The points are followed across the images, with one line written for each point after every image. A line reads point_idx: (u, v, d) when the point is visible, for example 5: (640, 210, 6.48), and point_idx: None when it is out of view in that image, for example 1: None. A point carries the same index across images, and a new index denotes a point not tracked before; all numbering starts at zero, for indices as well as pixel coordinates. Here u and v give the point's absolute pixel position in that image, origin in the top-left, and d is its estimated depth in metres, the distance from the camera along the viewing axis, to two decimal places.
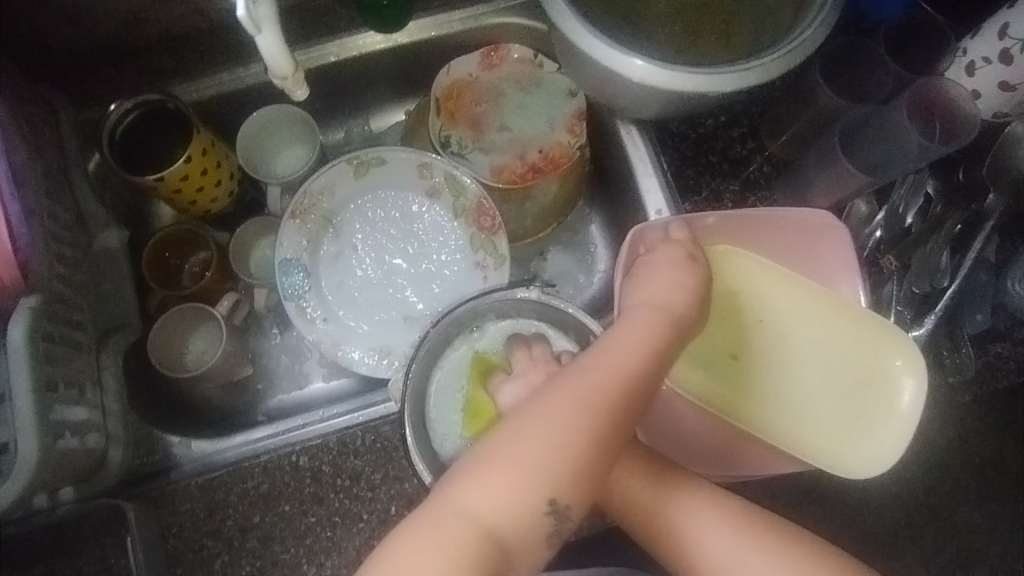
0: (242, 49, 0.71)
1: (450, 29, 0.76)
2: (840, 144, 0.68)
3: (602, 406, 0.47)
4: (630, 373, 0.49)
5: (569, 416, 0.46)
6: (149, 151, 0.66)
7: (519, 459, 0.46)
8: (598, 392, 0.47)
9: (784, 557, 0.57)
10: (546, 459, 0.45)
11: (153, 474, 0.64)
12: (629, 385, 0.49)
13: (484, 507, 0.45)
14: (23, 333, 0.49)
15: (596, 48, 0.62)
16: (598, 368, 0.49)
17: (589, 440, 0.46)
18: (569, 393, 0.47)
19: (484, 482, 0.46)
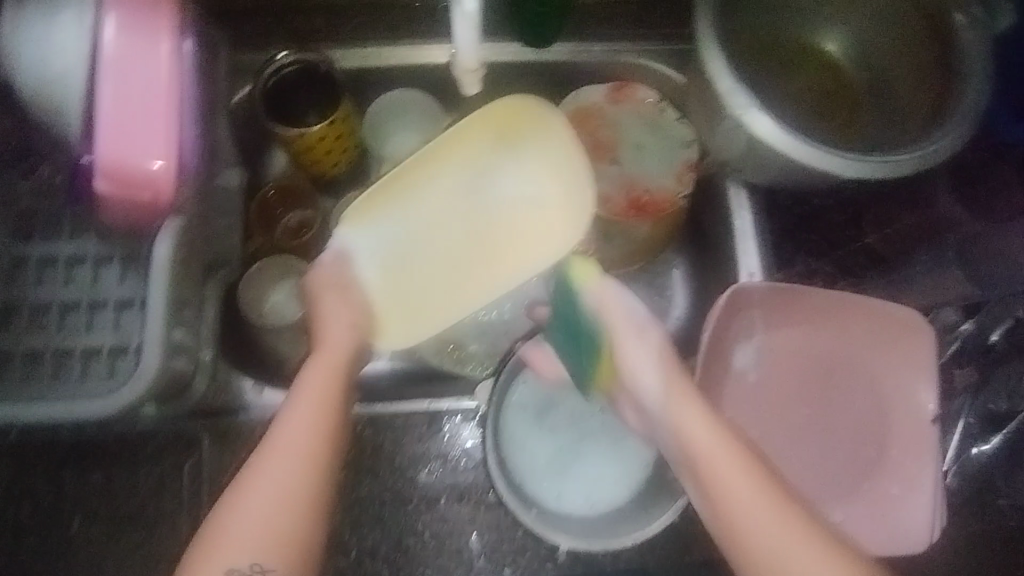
0: (394, 29, 0.74)
1: (590, 57, 0.79)
2: (955, 256, 0.70)
3: (276, 462, 0.50)
4: (316, 441, 0.51)
5: (293, 470, 0.50)
6: (295, 107, 0.69)
7: (238, 531, 0.48)
8: (314, 439, 0.51)
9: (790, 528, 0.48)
10: (283, 489, 0.49)
11: (223, 410, 0.65)
12: (327, 455, 0.51)
13: (242, 538, 0.48)
14: (166, 255, 0.52)
15: (734, 98, 0.63)
16: (291, 434, 0.51)
17: (306, 479, 0.50)
18: (296, 445, 0.51)
19: (237, 521, 0.48)
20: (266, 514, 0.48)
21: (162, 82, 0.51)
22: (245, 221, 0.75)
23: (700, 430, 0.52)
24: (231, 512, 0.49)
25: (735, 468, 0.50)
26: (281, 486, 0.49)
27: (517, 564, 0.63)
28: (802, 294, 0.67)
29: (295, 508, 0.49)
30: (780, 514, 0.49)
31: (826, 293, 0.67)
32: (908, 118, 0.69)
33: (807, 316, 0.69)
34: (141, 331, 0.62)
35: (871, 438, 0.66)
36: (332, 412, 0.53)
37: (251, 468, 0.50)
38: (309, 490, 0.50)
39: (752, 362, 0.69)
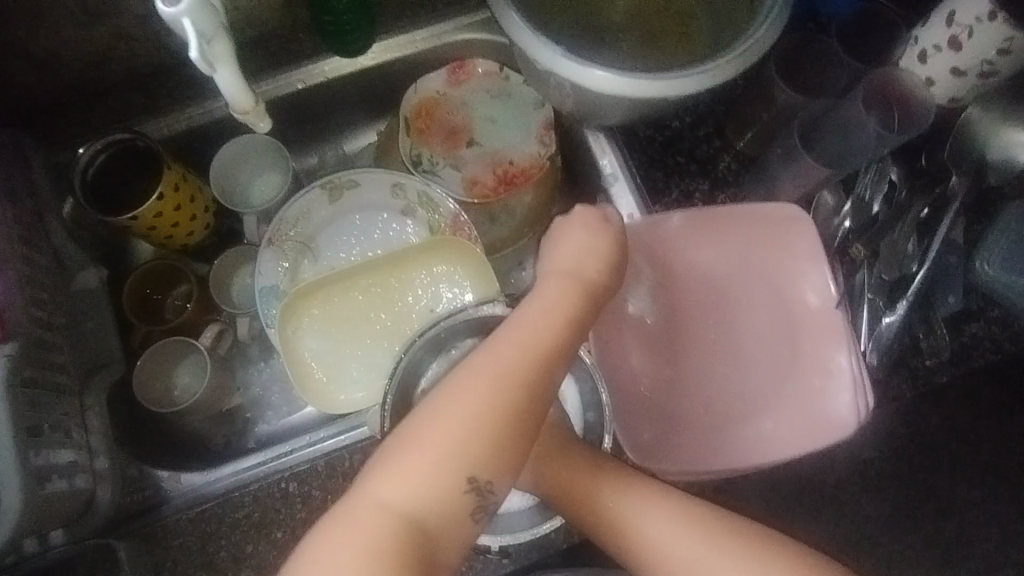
0: (208, 82, 0.73)
1: (414, 48, 0.77)
2: (800, 139, 0.68)
3: (515, 386, 0.48)
4: (546, 351, 0.50)
5: (499, 386, 0.48)
6: (122, 191, 0.67)
7: (423, 461, 0.46)
8: (539, 355, 0.50)
9: (647, 502, 0.52)
10: (474, 414, 0.47)
11: (143, 511, 0.64)
12: (549, 366, 0.50)
13: (398, 493, 0.46)
14: (2, 381, 0.49)
15: (540, 51, 0.62)
16: (513, 346, 0.49)
17: (517, 392, 0.48)
18: (516, 357, 0.49)
19: (391, 474, 0.46)
20: (452, 431, 0.47)
21: None
22: (123, 316, 0.73)
23: (561, 469, 0.55)
24: (390, 456, 0.47)
25: (610, 478, 0.54)
26: (470, 412, 0.47)
27: (474, 568, 0.61)
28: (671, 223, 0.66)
29: (516, 426, 0.48)
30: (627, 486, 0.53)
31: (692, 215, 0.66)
32: (732, 10, 0.66)
33: (691, 238, 0.67)
34: None
35: (782, 341, 0.66)
36: (562, 330, 0.52)
37: (421, 414, 0.48)
38: (531, 403, 0.48)
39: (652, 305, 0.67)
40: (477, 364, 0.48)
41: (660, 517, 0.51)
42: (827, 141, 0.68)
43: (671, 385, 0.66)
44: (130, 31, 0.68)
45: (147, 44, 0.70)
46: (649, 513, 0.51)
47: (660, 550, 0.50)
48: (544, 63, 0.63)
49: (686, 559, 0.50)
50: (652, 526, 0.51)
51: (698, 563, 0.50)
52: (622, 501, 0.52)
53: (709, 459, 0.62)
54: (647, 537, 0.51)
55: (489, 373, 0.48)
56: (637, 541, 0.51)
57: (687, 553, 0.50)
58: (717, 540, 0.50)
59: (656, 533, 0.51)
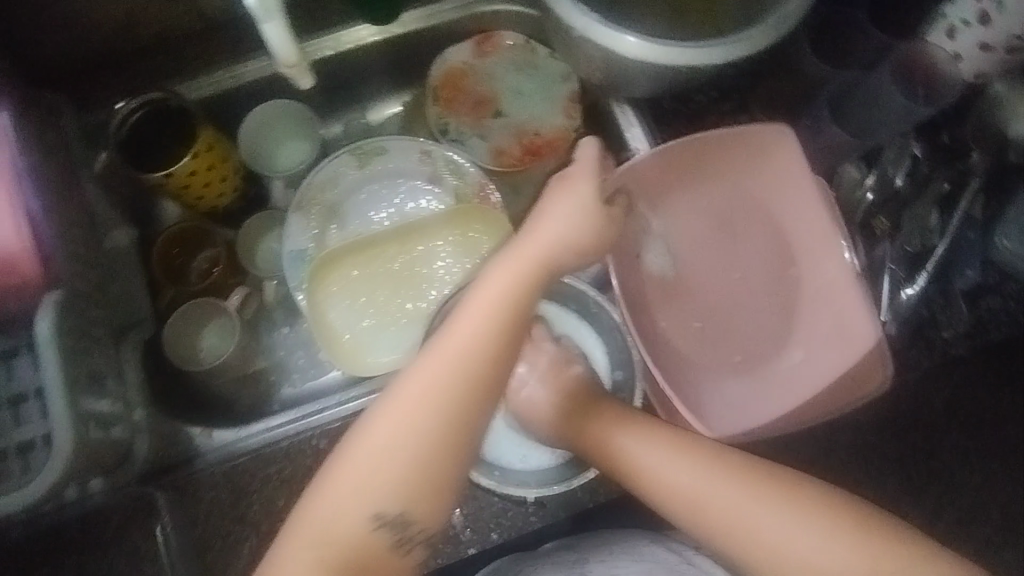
0: (239, 46, 0.73)
1: (442, 18, 0.78)
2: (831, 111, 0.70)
3: (433, 428, 0.47)
4: (465, 381, 0.47)
5: (420, 425, 0.47)
6: (155, 151, 0.68)
7: (335, 511, 0.47)
8: (460, 386, 0.47)
9: (676, 455, 0.53)
10: (385, 457, 0.47)
11: (176, 465, 0.65)
12: (471, 397, 0.47)
13: (314, 539, 0.47)
14: (51, 326, 0.50)
15: (575, 18, 0.63)
16: (425, 382, 0.47)
17: (438, 427, 0.47)
18: (437, 391, 0.47)
19: (306, 521, 0.47)
20: (376, 481, 0.47)
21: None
22: (150, 277, 0.73)
23: (595, 427, 0.57)
24: (306, 499, 0.48)
25: (639, 432, 0.55)
26: (378, 455, 0.47)
27: (502, 526, 0.64)
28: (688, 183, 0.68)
29: (438, 461, 0.47)
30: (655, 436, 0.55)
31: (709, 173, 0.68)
32: None
33: (699, 181, 0.68)
34: (41, 423, 0.56)
35: (789, 284, 0.67)
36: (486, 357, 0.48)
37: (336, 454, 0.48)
38: (452, 438, 0.47)
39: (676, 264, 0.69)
40: (386, 407, 0.47)
41: (689, 467, 0.52)
42: (856, 115, 0.68)
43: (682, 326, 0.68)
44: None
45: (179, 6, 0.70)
46: (675, 466, 0.53)
47: (707, 499, 0.51)
48: (578, 31, 0.63)
49: (727, 503, 0.51)
50: (679, 478, 0.52)
51: (736, 505, 0.51)
52: (663, 466, 0.53)
53: (723, 401, 0.65)
54: (676, 489, 0.52)
55: (415, 406, 0.47)
56: (667, 492, 0.52)
57: (723, 497, 0.51)
58: (750, 485, 0.51)
59: (683, 482, 0.52)
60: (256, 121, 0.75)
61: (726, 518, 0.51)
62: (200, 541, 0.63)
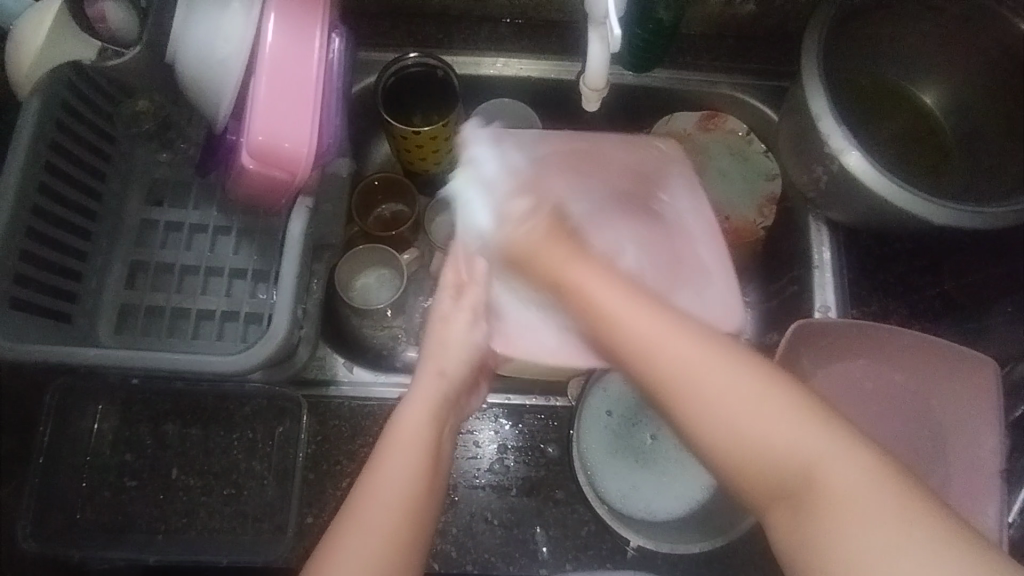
0: (503, 44, 0.79)
1: (685, 85, 0.82)
2: None
3: (420, 483, 0.46)
4: (434, 427, 0.49)
5: (402, 469, 0.46)
6: (410, 106, 0.75)
7: (364, 559, 0.42)
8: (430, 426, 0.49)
9: (709, 364, 0.44)
10: (400, 489, 0.45)
11: (315, 383, 0.70)
12: (441, 436, 0.49)
13: None
14: (300, 231, 0.56)
15: (835, 136, 0.65)
16: (413, 418, 0.49)
17: (418, 479, 0.46)
18: (409, 435, 0.48)
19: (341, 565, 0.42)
20: (385, 513, 0.44)
21: (311, 79, 0.56)
22: (347, 207, 0.79)
23: (681, 342, 0.44)
24: (326, 555, 0.43)
25: (576, 261, 0.48)
26: (396, 490, 0.45)
27: (580, 561, 0.65)
28: (858, 341, 0.71)
29: (412, 515, 0.44)
30: (718, 360, 0.44)
31: (872, 333, 0.70)
32: (999, 170, 0.70)
33: (864, 348, 0.71)
34: (253, 300, 0.67)
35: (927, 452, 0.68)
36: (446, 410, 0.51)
37: (345, 509, 0.45)
38: (429, 494, 0.46)
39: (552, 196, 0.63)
40: (387, 445, 0.47)
41: (687, 345, 0.44)
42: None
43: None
44: None
45: None
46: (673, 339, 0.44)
47: (685, 373, 0.44)
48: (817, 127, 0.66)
49: (720, 382, 0.44)
50: (728, 392, 0.43)
51: (774, 425, 0.42)
52: (626, 307, 0.46)
53: None
54: (739, 425, 0.43)
55: (419, 423, 0.49)
56: (714, 416, 0.43)
57: (699, 359, 0.44)
58: (710, 348, 0.44)
59: (675, 352, 0.44)
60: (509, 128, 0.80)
61: (690, 369, 0.44)
62: (308, 457, 0.67)
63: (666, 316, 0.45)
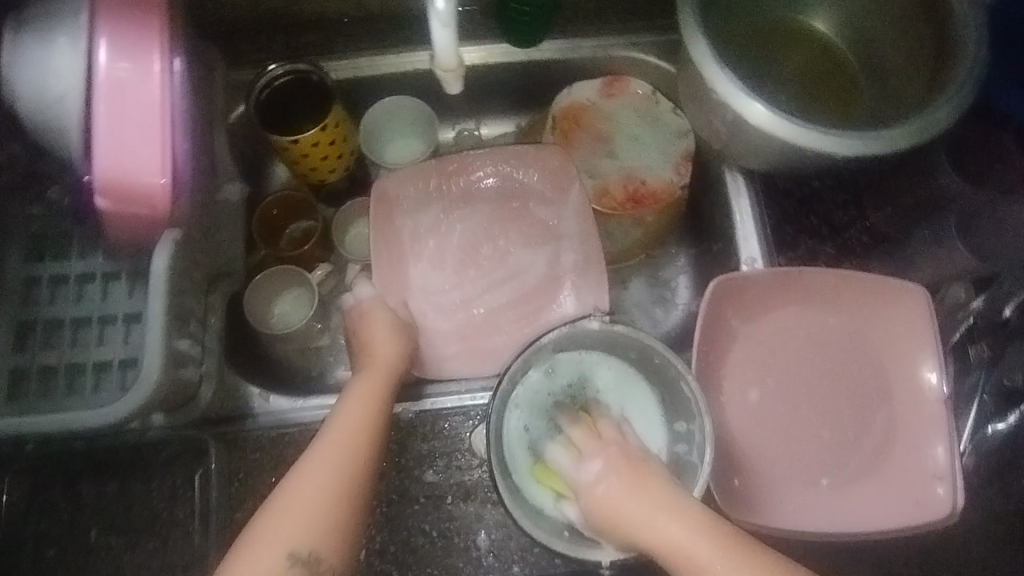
0: (386, 39, 0.76)
1: (580, 53, 0.79)
2: (958, 227, 0.69)
3: (357, 458, 0.56)
4: (372, 418, 0.59)
5: (343, 449, 0.56)
6: (291, 118, 0.72)
7: (302, 515, 0.53)
8: (367, 410, 0.59)
9: (696, 532, 0.52)
10: (326, 474, 0.55)
11: (230, 419, 0.67)
12: (380, 414, 0.59)
13: (295, 536, 0.52)
14: (165, 266, 0.55)
15: (726, 86, 0.63)
16: (352, 412, 0.58)
17: (351, 464, 0.55)
18: (347, 421, 0.58)
19: (282, 522, 0.53)
20: (323, 481, 0.54)
21: (152, 104, 0.52)
22: (249, 233, 0.76)
23: (667, 521, 0.52)
24: (268, 517, 0.53)
25: (636, 491, 0.54)
26: (329, 470, 0.55)
27: (526, 560, 0.63)
28: (780, 294, 0.68)
29: (348, 492, 0.55)
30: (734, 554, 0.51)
31: (792, 282, 0.67)
32: (904, 89, 0.68)
33: (788, 300, 0.68)
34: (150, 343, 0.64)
35: (867, 399, 0.66)
36: (384, 398, 0.61)
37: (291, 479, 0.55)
38: (361, 468, 0.56)
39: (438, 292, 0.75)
40: (326, 439, 0.57)
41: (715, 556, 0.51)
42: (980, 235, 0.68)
43: (774, 434, 0.66)
44: None
45: None
46: (700, 546, 0.51)
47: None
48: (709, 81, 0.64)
49: (660, 524, 0.52)
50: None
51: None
52: (653, 515, 0.52)
53: (807, 505, 0.63)
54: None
55: (357, 416, 0.58)
56: None
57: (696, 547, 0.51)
58: (716, 538, 0.51)
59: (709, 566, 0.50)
60: (424, 114, 0.78)
61: (672, 543, 0.52)
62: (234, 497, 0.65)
63: (668, 495, 0.53)
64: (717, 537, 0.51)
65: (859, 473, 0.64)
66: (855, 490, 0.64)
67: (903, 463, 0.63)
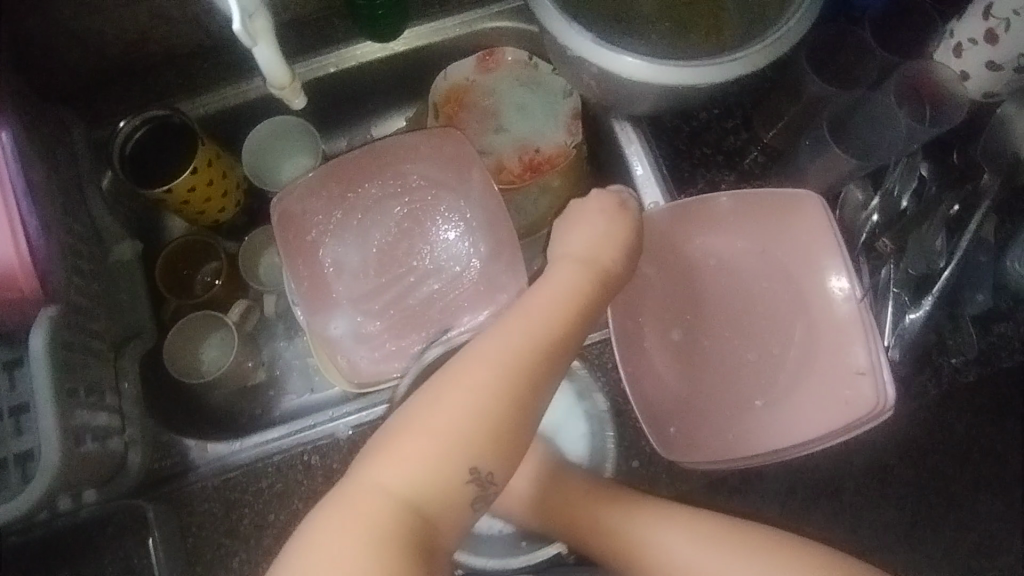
0: (243, 63, 0.73)
1: (445, 34, 0.78)
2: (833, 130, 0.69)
3: (523, 363, 0.50)
4: (539, 337, 0.51)
5: (482, 370, 0.49)
6: (161, 166, 0.69)
7: (424, 449, 0.48)
8: (492, 336, 0.50)
9: (684, 536, 0.62)
10: (468, 403, 0.48)
11: (170, 477, 0.67)
12: (548, 341, 0.52)
13: (409, 479, 0.47)
14: (42, 343, 0.52)
15: (588, 47, 0.64)
16: (497, 343, 0.50)
17: (488, 383, 0.49)
18: (517, 339, 0.51)
19: (396, 458, 0.48)
20: (453, 412, 0.48)
21: None
22: (155, 290, 0.75)
23: (644, 523, 0.62)
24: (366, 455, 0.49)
25: (615, 506, 0.63)
26: (478, 394, 0.48)
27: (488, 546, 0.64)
28: (679, 231, 0.67)
29: (490, 420, 0.48)
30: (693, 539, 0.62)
31: (687, 219, 0.67)
32: None
33: (693, 231, 0.68)
34: None
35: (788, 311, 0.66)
36: (519, 326, 0.51)
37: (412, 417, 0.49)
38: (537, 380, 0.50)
39: (364, 294, 0.72)
40: (465, 366, 0.49)
41: (688, 547, 0.61)
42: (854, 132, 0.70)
43: (698, 370, 0.67)
44: (171, 11, 0.68)
45: (186, 24, 0.70)
46: (668, 539, 0.62)
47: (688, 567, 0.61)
48: (571, 47, 0.65)
49: (637, 532, 0.62)
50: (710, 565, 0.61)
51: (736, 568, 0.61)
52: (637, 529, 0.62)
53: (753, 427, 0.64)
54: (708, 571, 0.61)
55: (500, 345, 0.50)
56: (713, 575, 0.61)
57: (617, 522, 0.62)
58: (700, 533, 0.61)
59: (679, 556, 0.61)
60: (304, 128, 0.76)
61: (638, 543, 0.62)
62: (192, 551, 0.65)
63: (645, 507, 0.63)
64: (694, 527, 0.62)
65: (783, 393, 0.65)
66: (782, 408, 0.64)
67: (825, 371, 0.63)
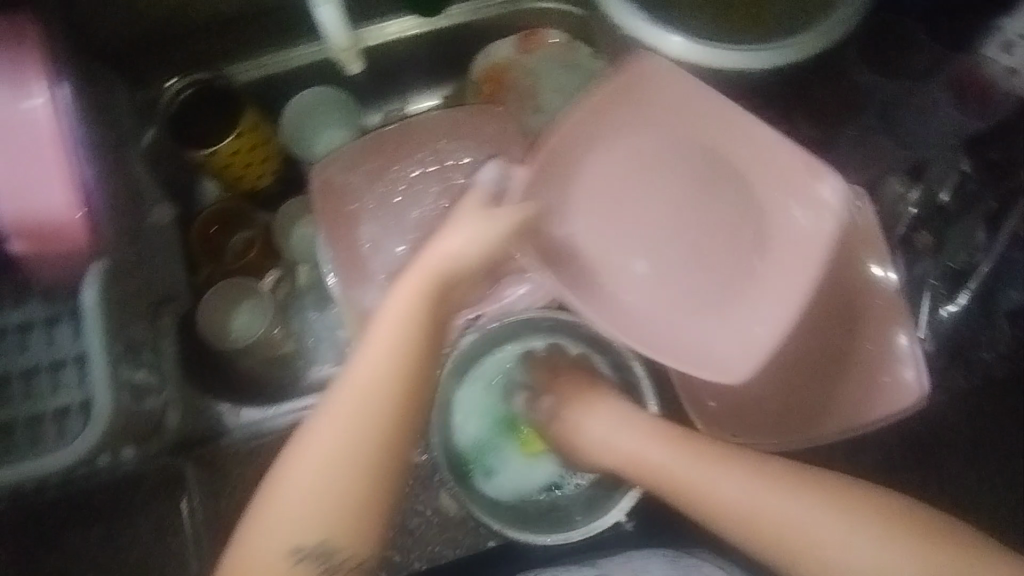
0: (290, 32, 0.73)
1: (489, 14, 0.78)
2: (880, 120, 0.70)
3: (381, 413, 0.49)
4: (383, 381, 0.49)
5: (339, 419, 0.49)
6: (204, 128, 0.69)
7: (310, 497, 0.48)
8: (361, 380, 0.49)
9: (763, 476, 0.54)
10: (329, 454, 0.48)
11: (203, 440, 0.70)
12: (404, 389, 0.49)
13: (296, 524, 0.48)
14: (96, 297, 0.52)
15: (638, 27, 0.64)
16: (367, 381, 0.49)
17: (356, 426, 0.48)
18: (366, 379, 0.49)
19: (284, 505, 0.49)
20: (320, 456, 0.48)
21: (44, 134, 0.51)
22: (189, 253, 0.75)
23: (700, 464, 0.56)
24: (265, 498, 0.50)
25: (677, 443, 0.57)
26: (321, 441, 0.48)
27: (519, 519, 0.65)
28: None
29: (322, 465, 0.48)
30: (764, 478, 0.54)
31: None
32: None
33: None
34: None
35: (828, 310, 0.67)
36: (379, 363, 0.49)
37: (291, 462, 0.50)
38: (382, 428, 0.49)
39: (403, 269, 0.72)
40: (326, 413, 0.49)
41: (751, 488, 0.54)
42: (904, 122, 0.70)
43: (668, 301, 0.61)
44: None
45: None
46: (729, 479, 0.54)
47: (758, 511, 0.53)
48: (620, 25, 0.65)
49: (694, 473, 0.55)
50: (787, 510, 0.53)
51: (811, 520, 0.52)
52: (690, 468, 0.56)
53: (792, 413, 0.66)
54: (778, 514, 0.53)
55: (367, 387, 0.49)
56: (783, 521, 0.53)
57: (713, 477, 0.55)
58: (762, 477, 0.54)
59: (740, 496, 0.53)
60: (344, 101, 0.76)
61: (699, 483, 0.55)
62: None
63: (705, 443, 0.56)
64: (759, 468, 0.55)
65: (806, 376, 0.66)
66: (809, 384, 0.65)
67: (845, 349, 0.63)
